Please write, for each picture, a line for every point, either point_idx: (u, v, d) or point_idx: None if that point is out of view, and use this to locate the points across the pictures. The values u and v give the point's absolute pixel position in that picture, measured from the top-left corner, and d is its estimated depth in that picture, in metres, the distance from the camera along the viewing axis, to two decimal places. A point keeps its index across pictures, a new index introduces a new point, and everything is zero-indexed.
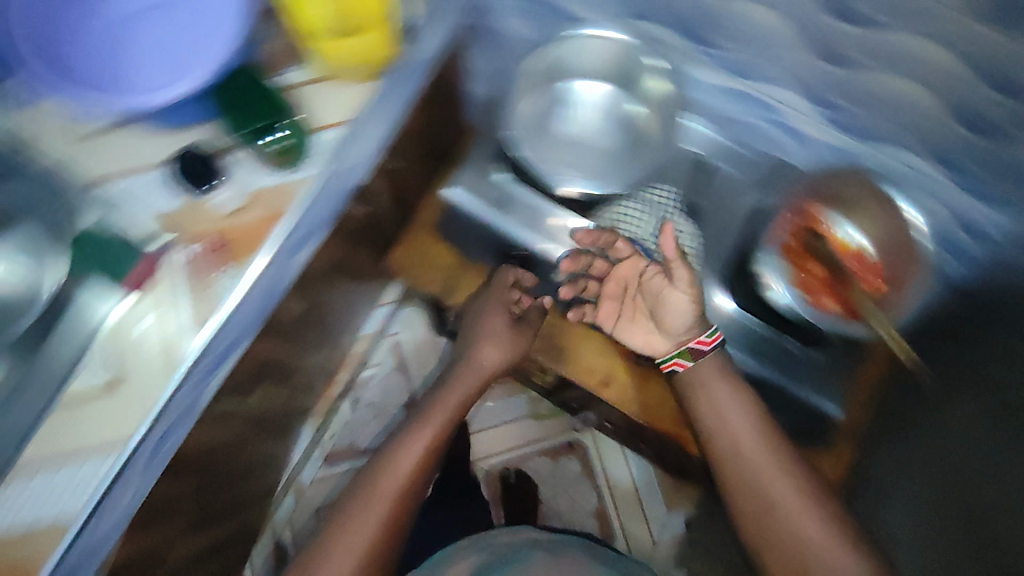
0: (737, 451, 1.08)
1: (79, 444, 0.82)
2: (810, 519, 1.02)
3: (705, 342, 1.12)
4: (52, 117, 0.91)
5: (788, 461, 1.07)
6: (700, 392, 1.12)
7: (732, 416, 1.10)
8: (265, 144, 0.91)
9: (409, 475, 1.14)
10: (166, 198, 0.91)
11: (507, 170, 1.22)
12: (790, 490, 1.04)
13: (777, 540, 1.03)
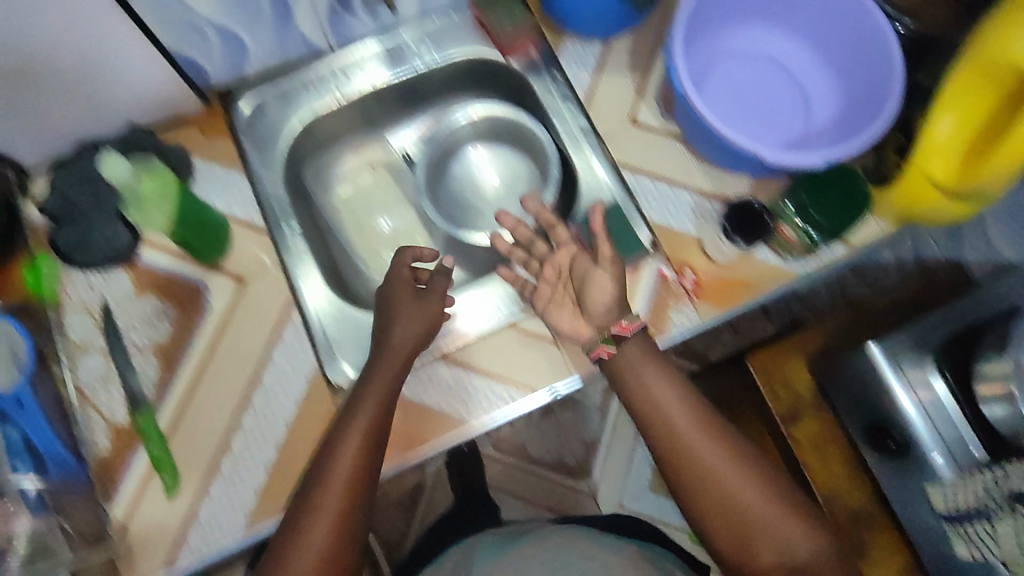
0: (675, 440, 0.78)
1: (522, 367, 0.88)
2: (738, 483, 0.76)
3: (628, 327, 0.81)
4: (591, 97, 0.95)
5: (715, 432, 0.79)
6: (658, 393, 0.80)
7: (665, 398, 0.80)
8: (601, 186, 0.93)
9: (386, 390, 0.78)
10: (648, 196, 0.91)
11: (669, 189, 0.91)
12: (708, 457, 0.77)
13: (720, 515, 0.76)
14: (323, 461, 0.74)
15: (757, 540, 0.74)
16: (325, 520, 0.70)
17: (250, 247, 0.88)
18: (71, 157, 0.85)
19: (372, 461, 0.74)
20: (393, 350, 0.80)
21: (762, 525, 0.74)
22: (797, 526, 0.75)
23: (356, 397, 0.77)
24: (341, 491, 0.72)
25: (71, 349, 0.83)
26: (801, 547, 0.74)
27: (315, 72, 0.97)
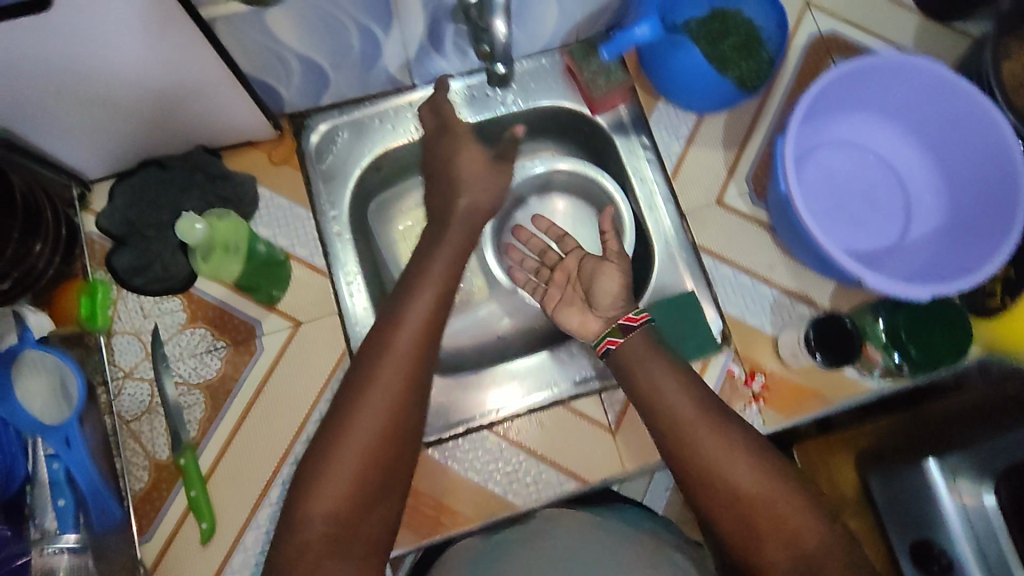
0: (677, 427, 0.69)
1: (573, 452, 0.82)
2: (745, 474, 0.65)
3: (637, 319, 0.76)
4: (677, 169, 0.90)
5: (728, 429, 0.68)
6: (657, 379, 0.72)
7: (667, 384, 0.72)
8: (671, 255, 0.89)
9: (415, 347, 0.69)
10: (725, 284, 0.87)
11: (723, 268, 0.87)
12: (724, 453, 0.66)
13: (723, 507, 0.66)
14: (346, 414, 0.66)
15: (765, 530, 0.64)
16: (349, 471, 0.63)
17: (308, 290, 0.84)
18: (135, 177, 0.82)
19: (400, 455, 0.66)
20: (422, 300, 0.72)
21: (767, 515, 0.64)
22: (804, 515, 0.64)
23: (380, 351, 0.68)
24: (373, 438, 0.64)
25: (118, 377, 0.81)
26: (808, 535, 0.63)
27: (390, 106, 0.91)
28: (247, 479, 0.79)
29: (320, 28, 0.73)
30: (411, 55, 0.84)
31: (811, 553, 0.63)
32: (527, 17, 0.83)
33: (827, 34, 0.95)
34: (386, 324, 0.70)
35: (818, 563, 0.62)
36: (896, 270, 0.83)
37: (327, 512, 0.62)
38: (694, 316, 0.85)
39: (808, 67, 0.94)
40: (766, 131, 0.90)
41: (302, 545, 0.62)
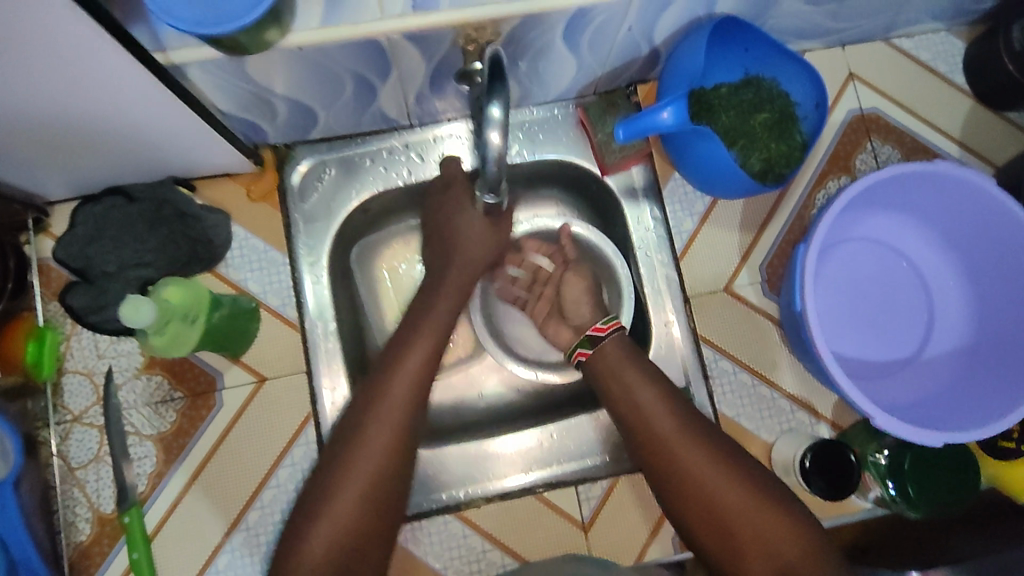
0: (653, 436, 0.70)
1: (538, 545, 0.78)
2: (718, 480, 0.67)
3: (604, 328, 0.77)
4: (687, 248, 0.84)
5: (701, 435, 0.69)
6: (630, 384, 0.72)
7: (644, 396, 0.71)
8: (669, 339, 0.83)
9: (407, 405, 0.69)
10: (724, 381, 0.81)
11: (725, 363, 0.81)
12: (696, 459, 0.68)
13: (699, 513, 0.67)
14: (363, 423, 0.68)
15: (741, 535, 0.65)
16: (334, 527, 0.64)
17: (278, 343, 0.79)
18: (99, 204, 0.74)
19: (384, 513, 0.67)
20: (408, 365, 0.72)
21: (742, 521, 0.65)
22: (774, 523, 0.65)
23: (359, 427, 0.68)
24: (365, 485, 0.66)
25: (66, 421, 0.75)
26: (785, 546, 0.64)
27: (382, 146, 0.83)
28: (193, 541, 0.74)
29: (308, 75, 0.66)
30: (410, 101, 0.76)
31: (788, 559, 0.63)
32: (541, 71, 0.75)
33: (868, 112, 0.87)
34: (369, 394, 0.70)
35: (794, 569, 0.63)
36: (908, 390, 0.77)
37: (324, 546, 0.63)
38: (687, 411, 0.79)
39: (843, 148, 0.86)
40: (787, 216, 0.84)
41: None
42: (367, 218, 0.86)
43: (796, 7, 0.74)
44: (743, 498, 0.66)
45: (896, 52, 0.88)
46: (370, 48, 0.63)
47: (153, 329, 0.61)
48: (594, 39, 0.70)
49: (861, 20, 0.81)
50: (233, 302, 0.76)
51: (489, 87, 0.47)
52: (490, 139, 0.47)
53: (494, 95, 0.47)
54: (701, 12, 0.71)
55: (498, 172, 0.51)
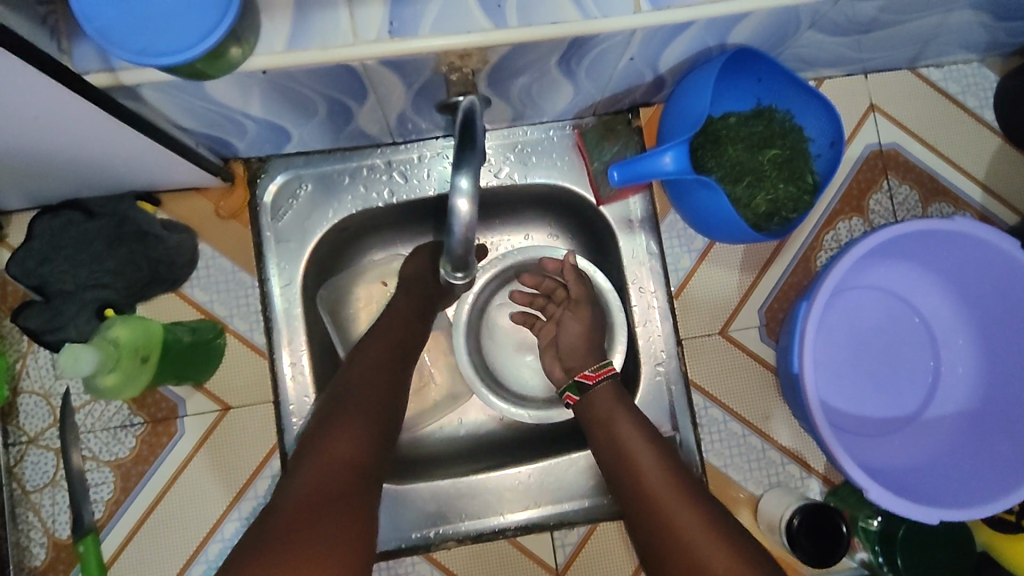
0: (637, 479, 0.62)
1: None
2: (700, 535, 0.56)
3: (593, 375, 0.71)
4: (683, 286, 0.79)
5: (691, 486, 0.61)
6: (617, 426, 0.67)
7: (633, 443, 0.65)
8: (656, 380, 0.78)
9: (377, 391, 0.66)
10: (712, 429, 0.77)
11: (713, 410, 0.77)
12: (679, 508, 0.59)
13: (681, 574, 0.56)
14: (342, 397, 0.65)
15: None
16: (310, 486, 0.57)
17: (244, 370, 0.75)
18: (57, 218, 0.70)
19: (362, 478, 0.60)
20: (375, 354, 0.69)
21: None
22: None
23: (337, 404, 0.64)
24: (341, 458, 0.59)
25: (21, 442, 0.72)
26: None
27: (363, 164, 0.78)
28: (152, 569, 0.72)
29: (274, 95, 0.60)
30: (391, 120, 0.71)
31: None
32: (534, 94, 0.70)
33: (887, 147, 0.81)
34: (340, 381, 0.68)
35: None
36: (904, 454, 0.73)
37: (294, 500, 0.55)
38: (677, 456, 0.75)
39: (857, 186, 0.80)
40: (790, 258, 0.79)
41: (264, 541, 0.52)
42: (345, 237, 0.81)
43: (816, 37, 0.68)
44: (728, 557, 0.55)
45: (921, 84, 0.81)
46: (342, 72, 0.57)
47: (102, 372, 0.56)
48: (591, 67, 0.65)
49: (886, 50, 0.75)
50: (195, 331, 0.72)
51: (457, 156, 0.43)
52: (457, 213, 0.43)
53: (461, 167, 0.42)
54: (711, 44, 0.65)
55: (467, 246, 0.47)
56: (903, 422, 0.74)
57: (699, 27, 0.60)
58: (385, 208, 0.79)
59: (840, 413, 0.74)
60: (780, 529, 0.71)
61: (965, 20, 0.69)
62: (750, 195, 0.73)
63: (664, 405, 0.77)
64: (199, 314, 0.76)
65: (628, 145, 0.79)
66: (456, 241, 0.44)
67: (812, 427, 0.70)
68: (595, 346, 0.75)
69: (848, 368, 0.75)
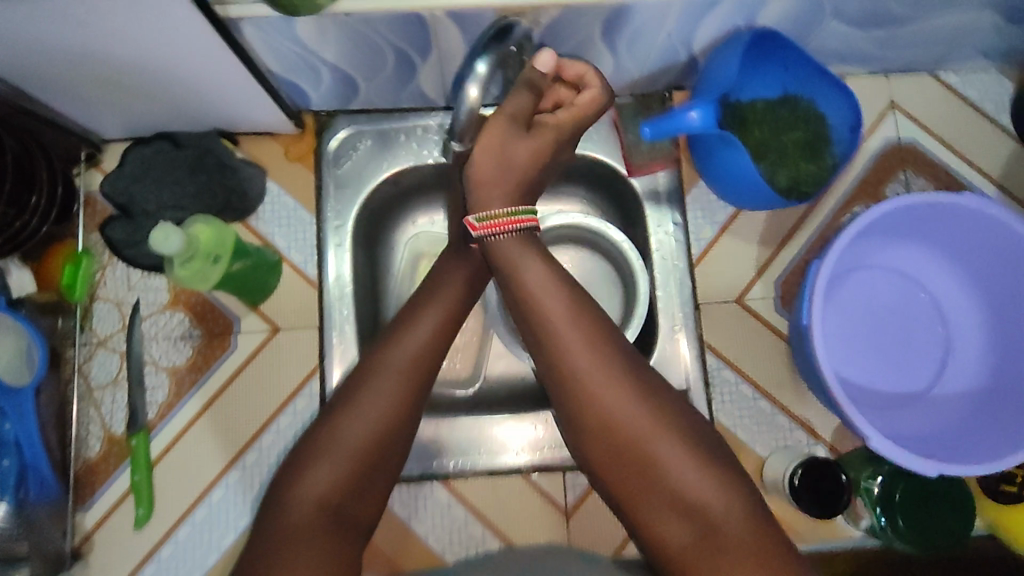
0: (569, 365, 0.61)
1: (518, 525, 0.79)
2: (636, 422, 0.59)
3: (476, 227, 0.64)
4: (704, 254, 0.84)
5: (622, 366, 0.61)
6: (545, 300, 0.62)
7: (562, 316, 0.62)
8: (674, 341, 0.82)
9: (415, 364, 0.65)
10: (724, 390, 0.80)
11: (725, 371, 0.81)
12: (614, 393, 0.60)
13: (616, 462, 0.59)
14: (371, 371, 0.64)
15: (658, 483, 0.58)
16: (336, 472, 0.60)
17: (296, 297, 0.83)
18: (148, 147, 0.79)
19: (381, 468, 0.63)
20: (418, 332, 0.66)
21: (672, 478, 0.58)
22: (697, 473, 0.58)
23: (370, 386, 0.63)
24: (362, 448, 0.61)
25: (91, 343, 0.80)
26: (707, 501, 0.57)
27: (418, 123, 0.87)
28: (193, 466, 0.78)
29: (350, 41, 0.69)
30: (448, 82, 0.80)
31: (708, 511, 0.57)
32: None
33: (905, 142, 0.86)
34: (379, 352, 0.66)
35: (713, 526, 0.56)
36: (912, 425, 0.75)
37: (321, 491, 0.59)
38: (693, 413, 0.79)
39: (874, 175, 0.86)
40: (808, 236, 0.84)
41: (286, 525, 0.58)
42: (395, 190, 0.88)
43: (839, 28, 0.75)
44: (670, 442, 0.59)
45: (940, 87, 0.87)
46: (413, 21, 0.66)
47: (176, 261, 0.64)
48: (631, 40, 0.73)
49: (907, 49, 0.81)
50: (259, 253, 0.79)
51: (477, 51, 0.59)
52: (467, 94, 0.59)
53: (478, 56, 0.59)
54: (741, 24, 0.73)
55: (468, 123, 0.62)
56: (909, 394, 0.77)
57: (730, 5, 0.68)
58: (435, 166, 0.87)
59: (850, 382, 0.77)
60: (793, 490, 0.71)
61: (982, 21, 0.75)
62: (771, 171, 0.79)
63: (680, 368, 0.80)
64: (261, 243, 0.84)
65: None
66: (461, 115, 0.61)
67: (818, 387, 0.74)
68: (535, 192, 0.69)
69: (860, 338, 0.79)
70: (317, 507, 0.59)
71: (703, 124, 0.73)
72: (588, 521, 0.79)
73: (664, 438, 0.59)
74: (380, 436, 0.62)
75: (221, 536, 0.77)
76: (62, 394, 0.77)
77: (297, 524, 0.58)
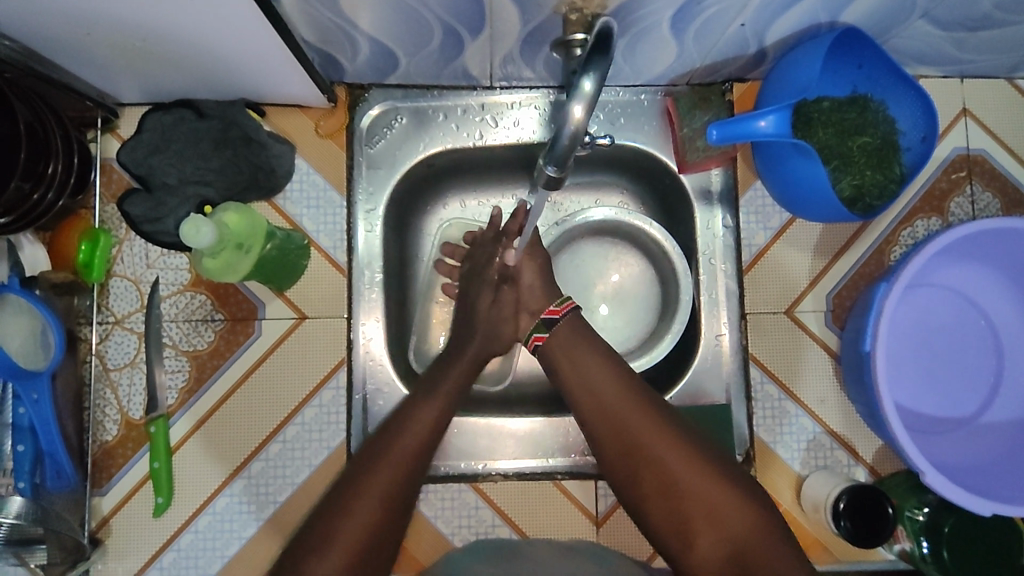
0: (608, 423, 0.60)
1: (546, 530, 0.77)
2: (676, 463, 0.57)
3: (559, 309, 0.67)
4: (754, 262, 0.79)
5: (655, 409, 0.60)
6: (588, 364, 0.63)
7: (604, 381, 0.62)
8: (716, 350, 0.79)
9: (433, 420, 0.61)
10: (766, 405, 0.77)
11: (765, 382, 0.78)
12: (663, 448, 0.58)
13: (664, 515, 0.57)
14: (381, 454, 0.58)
15: (694, 515, 0.56)
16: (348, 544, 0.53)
17: (324, 284, 0.78)
18: (169, 114, 0.74)
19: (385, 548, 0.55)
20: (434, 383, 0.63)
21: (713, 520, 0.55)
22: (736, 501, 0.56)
23: (370, 468, 0.57)
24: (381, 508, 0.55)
25: (108, 322, 0.76)
26: (738, 523, 0.55)
27: (459, 103, 0.81)
28: (213, 457, 0.75)
29: (397, 16, 0.63)
30: (497, 62, 0.73)
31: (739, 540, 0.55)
32: (638, 56, 0.72)
33: (974, 153, 0.81)
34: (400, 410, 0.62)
35: (748, 558, 0.54)
36: (960, 455, 0.73)
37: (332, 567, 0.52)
38: (731, 425, 0.77)
39: (940, 187, 0.81)
40: (865, 248, 0.80)
41: None
42: (429, 172, 0.84)
43: (925, 29, 0.69)
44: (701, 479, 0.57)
45: (1017, 94, 0.82)
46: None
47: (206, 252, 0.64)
48: (702, 29, 0.66)
49: (990, 53, 0.75)
50: (287, 238, 0.75)
51: (586, 61, 0.46)
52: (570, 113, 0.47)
53: (589, 69, 0.46)
54: (822, 19, 0.67)
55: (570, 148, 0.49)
56: (957, 422, 0.75)
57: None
58: (473, 149, 0.82)
59: (896, 406, 0.75)
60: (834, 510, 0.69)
61: None
62: (834, 178, 0.74)
63: (720, 378, 0.78)
64: (288, 225, 0.79)
65: (718, 115, 0.81)
66: (563, 138, 0.48)
67: (872, 414, 0.71)
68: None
69: (912, 361, 0.76)
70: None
71: (776, 131, 0.70)
72: (619, 529, 0.77)
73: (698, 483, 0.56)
74: (386, 503, 0.56)
75: (244, 528, 0.75)
76: (78, 376, 0.74)
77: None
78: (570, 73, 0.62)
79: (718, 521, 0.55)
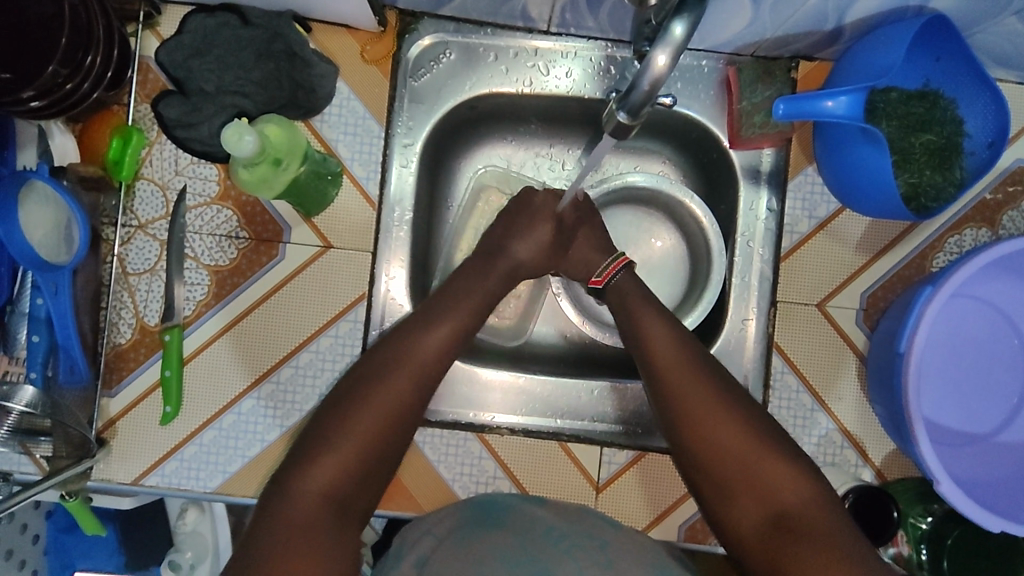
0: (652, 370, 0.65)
1: (546, 488, 0.77)
2: (717, 418, 0.61)
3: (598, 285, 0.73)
4: (794, 250, 0.77)
5: (707, 371, 0.64)
6: (641, 321, 0.67)
7: (652, 334, 0.66)
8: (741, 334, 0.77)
9: (432, 360, 0.64)
10: (783, 395, 0.76)
11: (786, 372, 0.76)
12: (706, 402, 0.62)
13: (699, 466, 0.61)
14: (393, 364, 0.62)
15: (732, 468, 0.60)
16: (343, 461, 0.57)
17: (353, 215, 0.76)
18: (212, 17, 0.70)
19: (387, 461, 0.60)
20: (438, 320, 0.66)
21: (747, 475, 0.59)
22: (786, 470, 0.59)
23: (362, 407, 0.60)
24: (380, 432, 0.59)
25: (131, 226, 0.74)
26: (789, 494, 0.58)
27: (512, 44, 0.78)
28: (224, 373, 0.75)
29: None
30: (560, 5, 0.70)
31: (787, 508, 0.57)
32: (709, 19, 0.68)
33: None
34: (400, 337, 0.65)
35: (792, 519, 0.57)
36: (970, 470, 0.72)
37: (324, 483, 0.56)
38: None
39: (995, 198, 0.78)
40: (908, 250, 0.77)
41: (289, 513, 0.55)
42: (472, 114, 0.81)
43: (1017, 27, 0.65)
44: (738, 433, 0.60)
45: None
46: None
47: (241, 162, 0.64)
48: None
49: None
50: (321, 162, 0.74)
51: (679, 6, 0.46)
52: (654, 60, 0.47)
53: (681, 14, 0.46)
54: None
55: (647, 98, 0.50)
56: (973, 437, 0.74)
57: None
58: (520, 95, 0.79)
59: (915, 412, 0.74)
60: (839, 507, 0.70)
61: None
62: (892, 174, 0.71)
63: (741, 362, 0.77)
64: (322, 149, 0.76)
65: (780, 92, 0.77)
66: (642, 82, 0.48)
67: (895, 421, 0.70)
68: (603, 242, 0.77)
69: (937, 371, 0.74)
70: (317, 501, 0.56)
71: (847, 113, 0.66)
72: (619, 498, 0.77)
73: (734, 439, 0.60)
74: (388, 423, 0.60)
75: (248, 447, 0.75)
76: (98, 275, 0.73)
77: (301, 514, 0.55)
78: (642, 25, 0.58)
79: (752, 476, 0.59)
